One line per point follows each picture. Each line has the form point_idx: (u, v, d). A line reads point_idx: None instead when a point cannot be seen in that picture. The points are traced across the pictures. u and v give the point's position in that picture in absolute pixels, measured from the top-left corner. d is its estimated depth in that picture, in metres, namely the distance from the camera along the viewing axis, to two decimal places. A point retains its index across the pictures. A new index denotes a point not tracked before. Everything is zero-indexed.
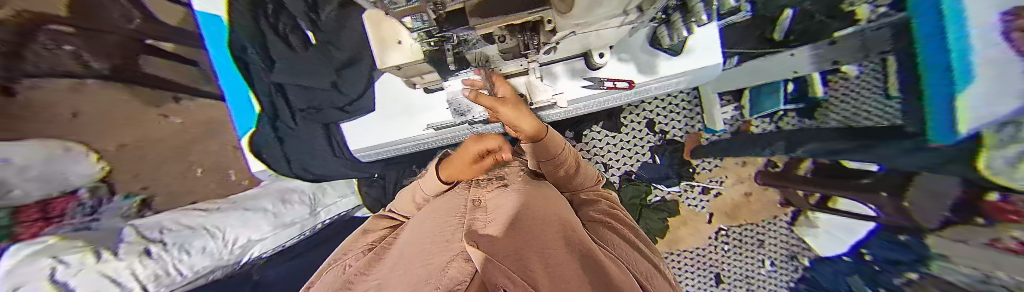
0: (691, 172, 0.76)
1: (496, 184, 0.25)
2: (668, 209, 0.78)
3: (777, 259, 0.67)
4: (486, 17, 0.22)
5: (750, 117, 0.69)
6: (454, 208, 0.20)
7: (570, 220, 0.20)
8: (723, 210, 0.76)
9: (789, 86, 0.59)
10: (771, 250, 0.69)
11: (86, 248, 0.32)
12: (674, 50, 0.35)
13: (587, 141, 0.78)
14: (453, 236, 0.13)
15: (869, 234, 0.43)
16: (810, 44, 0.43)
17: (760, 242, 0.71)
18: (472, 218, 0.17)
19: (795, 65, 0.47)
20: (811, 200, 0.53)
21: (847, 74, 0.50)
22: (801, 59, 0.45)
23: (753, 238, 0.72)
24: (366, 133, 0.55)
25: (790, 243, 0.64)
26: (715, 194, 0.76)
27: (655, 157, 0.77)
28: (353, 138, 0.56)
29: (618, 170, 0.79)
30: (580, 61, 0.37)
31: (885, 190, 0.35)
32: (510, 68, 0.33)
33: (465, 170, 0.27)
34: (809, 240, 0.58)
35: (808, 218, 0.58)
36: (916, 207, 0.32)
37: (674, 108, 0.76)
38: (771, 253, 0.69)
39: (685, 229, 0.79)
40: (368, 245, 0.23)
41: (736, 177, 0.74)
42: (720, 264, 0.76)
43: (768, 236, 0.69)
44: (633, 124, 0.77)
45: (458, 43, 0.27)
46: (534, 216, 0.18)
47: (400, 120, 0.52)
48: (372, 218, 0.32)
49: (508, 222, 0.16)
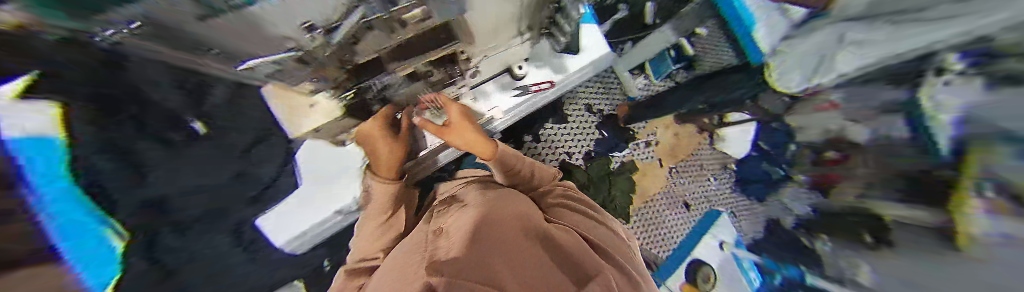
0: (633, 134, 0.84)
1: (461, 205, 0.27)
2: (628, 169, 0.81)
3: (717, 175, 0.86)
4: (403, 59, 0.24)
5: (656, 80, 0.81)
6: (423, 238, 0.23)
7: (528, 214, 0.23)
8: (667, 154, 0.85)
9: (672, 52, 0.75)
10: (711, 172, 0.86)
11: None
12: (574, 50, 0.44)
13: (542, 137, 0.79)
14: (413, 274, 0.16)
15: None
16: (667, 23, 0.64)
17: (702, 169, 0.86)
18: (435, 249, 0.19)
19: (663, 39, 0.66)
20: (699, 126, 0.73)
21: (700, 34, 0.70)
22: (665, 34, 0.65)
23: (696, 168, 0.86)
24: (302, 208, 0.47)
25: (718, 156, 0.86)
26: (654, 144, 0.86)
27: (603, 130, 0.81)
28: (282, 222, 0.46)
29: (579, 153, 0.81)
30: (505, 76, 0.42)
31: None
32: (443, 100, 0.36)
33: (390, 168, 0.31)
34: (725, 148, 0.83)
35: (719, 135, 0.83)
36: None
37: (604, 87, 0.84)
38: (711, 173, 0.86)
39: (649, 180, 0.84)
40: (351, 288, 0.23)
41: (663, 126, 0.85)
42: (684, 197, 0.85)
43: (704, 162, 0.85)
44: (574, 109, 0.82)
45: (382, 88, 0.28)
46: (489, 224, 0.21)
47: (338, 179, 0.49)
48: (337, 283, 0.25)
49: (465, 241, 0.19)
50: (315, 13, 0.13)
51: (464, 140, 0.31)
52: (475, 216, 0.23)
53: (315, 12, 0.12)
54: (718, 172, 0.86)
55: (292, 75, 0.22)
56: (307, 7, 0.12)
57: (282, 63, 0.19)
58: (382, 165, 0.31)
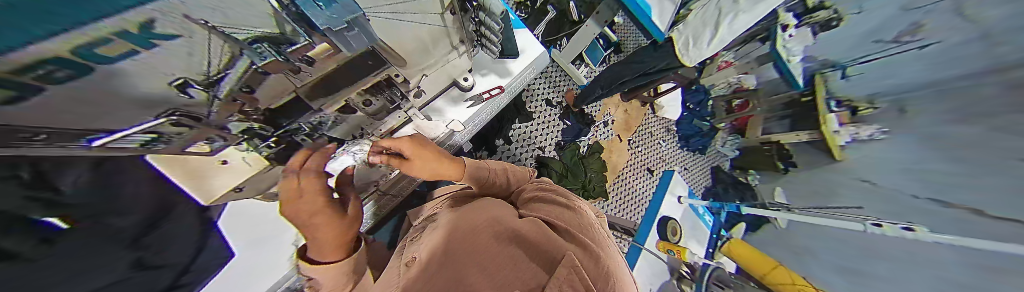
0: (591, 118, 0.92)
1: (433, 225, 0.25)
2: (597, 149, 0.88)
3: (664, 136, 1.00)
4: (331, 95, 0.21)
5: (596, 66, 0.92)
6: (394, 271, 0.21)
7: (502, 214, 0.23)
8: (622, 127, 0.96)
9: (602, 42, 0.91)
10: (659, 134, 0.99)
11: None
12: (513, 54, 0.47)
13: (513, 138, 0.82)
14: None
15: None
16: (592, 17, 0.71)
17: (652, 134, 0.99)
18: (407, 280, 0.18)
19: (591, 30, 0.73)
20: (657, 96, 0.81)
21: (620, 21, 0.93)
22: (592, 26, 0.72)
23: (647, 134, 0.98)
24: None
25: (662, 120, 1.01)
26: (610, 122, 0.94)
27: (566, 120, 0.89)
28: None
29: (550, 145, 0.86)
30: (453, 89, 0.42)
31: None
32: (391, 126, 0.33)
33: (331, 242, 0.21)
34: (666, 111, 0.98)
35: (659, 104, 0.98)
36: None
37: (555, 81, 0.90)
38: (660, 136, 0.99)
39: (615, 155, 0.93)
40: None
41: (613, 104, 0.97)
42: (646, 162, 0.96)
43: (652, 127, 0.99)
44: (535, 106, 0.87)
45: (314, 128, 0.25)
46: (463, 237, 0.20)
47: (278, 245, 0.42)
48: None
49: (438, 263, 0.18)
50: (181, 70, 0.12)
51: (428, 171, 0.27)
52: (448, 231, 0.21)
53: (184, 68, 0.12)
54: (664, 134, 1.00)
55: (178, 140, 0.18)
56: (167, 64, 0.11)
57: (157, 130, 0.16)
58: (325, 248, 0.21)
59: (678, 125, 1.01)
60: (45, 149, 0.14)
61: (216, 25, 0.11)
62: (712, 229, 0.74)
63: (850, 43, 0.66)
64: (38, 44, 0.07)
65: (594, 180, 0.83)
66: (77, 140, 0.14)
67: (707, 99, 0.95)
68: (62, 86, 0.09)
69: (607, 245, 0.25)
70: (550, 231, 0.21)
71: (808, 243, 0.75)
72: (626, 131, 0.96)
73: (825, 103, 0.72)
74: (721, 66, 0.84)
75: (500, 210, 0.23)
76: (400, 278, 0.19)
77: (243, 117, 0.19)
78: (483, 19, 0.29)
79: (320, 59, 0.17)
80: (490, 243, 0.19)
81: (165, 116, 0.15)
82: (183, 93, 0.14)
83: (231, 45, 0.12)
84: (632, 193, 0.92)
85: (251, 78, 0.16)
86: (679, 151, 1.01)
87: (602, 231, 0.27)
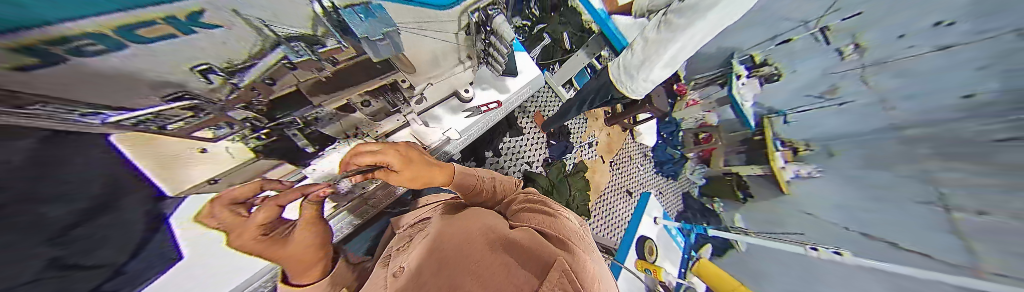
0: (577, 138, 0.98)
1: (422, 237, 0.25)
2: (582, 168, 0.92)
3: (642, 161, 1.08)
4: (335, 94, 0.22)
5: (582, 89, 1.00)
6: (373, 289, 0.20)
7: (494, 224, 0.23)
8: (604, 148, 1.02)
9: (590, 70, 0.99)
10: (638, 159, 1.08)
11: None
12: (512, 73, 0.50)
13: (504, 150, 0.83)
14: None
15: None
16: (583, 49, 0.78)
17: (632, 158, 1.07)
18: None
19: (581, 59, 0.80)
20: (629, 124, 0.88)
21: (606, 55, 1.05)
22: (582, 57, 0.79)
23: (627, 158, 1.06)
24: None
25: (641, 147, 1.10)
26: (594, 144, 1.01)
27: (552, 139, 0.93)
28: None
29: (538, 160, 0.89)
30: (453, 99, 0.43)
31: None
32: (388, 127, 0.34)
33: (303, 269, 0.20)
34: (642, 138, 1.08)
35: (636, 133, 1.08)
36: None
37: (545, 100, 0.97)
38: (639, 160, 1.08)
39: (598, 175, 0.97)
40: None
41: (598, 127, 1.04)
42: (626, 183, 1.02)
43: (632, 151, 1.07)
44: (526, 121, 0.91)
45: (310, 122, 0.25)
46: (456, 245, 0.20)
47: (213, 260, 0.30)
48: None
49: (431, 272, 0.18)
50: (215, 55, 0.13)
51: (418, 181, 0.27)
52: (440, 240, 0.22)
53: (220, 55, 0.13)
54: (642, 158, 1.09)
55: (174, 123, 0.18)
56: (215, 49, 0.12)
57: (163, 112, 0.15)
58: (297, 272, 0.20)
59: (653, 151, 1.11)
60: (28, 122, 0.13)
61: (268, 22, 0.13)
62: (684, 250, 0.79)
63: (787, 95, 0.79)
64: (116, 14, 0.07)
65: (578, 198, 0.85)
66: (78, 113, 0.13)
67: (677, 131, 1.07)
68: (88, 59, 0.09)
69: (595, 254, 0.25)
70: (540, 237, 0.22)
71: (765, 267, 0.82)
72: (608, 153, 1.02)
73: (772, 143, 0.85)
74: (688, 103, 0.99)
75: (489, 224, 0.24)
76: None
77: (247, 106, 0.19)
78: (494, 41, 0.32)
79: (340, 60, 0.20)
80: (480, 253, 0.19)
81: (176, 100, 0.15)
82: (200, 78, 0.14)
83: (269, 38, 0.14)
84: (612, 213, 0.95)
85: (275, 71, 0.17)
86: (654, 176, 1.09)
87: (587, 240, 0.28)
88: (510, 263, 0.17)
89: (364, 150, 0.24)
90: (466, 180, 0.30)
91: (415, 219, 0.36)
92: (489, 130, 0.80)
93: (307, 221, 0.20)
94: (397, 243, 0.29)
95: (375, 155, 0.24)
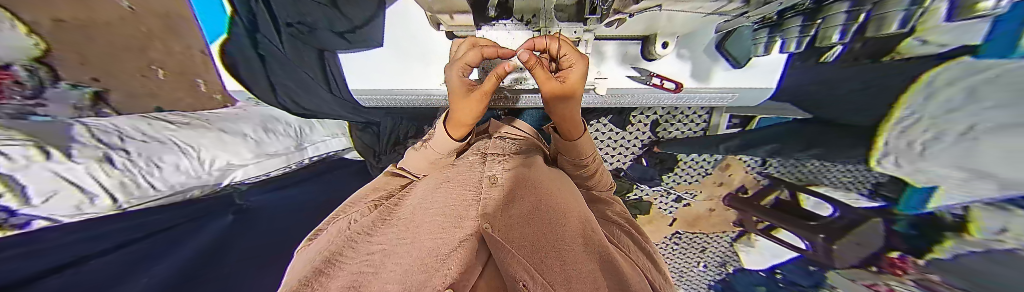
0: (671, 183, 0.98)
1: (516, 169, 0.31)
2: (641, 208, 1.07)
3: (711, 264, 1.00)
4: None
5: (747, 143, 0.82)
6: (474, 181, 0.27)
7: (587, 219, 0.27)
8: (685, 218, 1.02)
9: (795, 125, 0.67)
10: (708, 257, 1.01)
11: (29, 141, 0.30)
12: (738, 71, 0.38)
13: (592, 130, 0.96)
14: (482, 209, 0.20)
15: (790, 260, 0.71)
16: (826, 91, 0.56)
17: (703, 249, 1.01)
18: (494, 196, 0.23)
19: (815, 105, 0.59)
20: (758, 226, 0.81)
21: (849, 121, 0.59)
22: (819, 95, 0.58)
23: (700, 245, 1.02)
24: (358, 70, 0.83)
25: (727, 255, 0.95)
26: (685, 203, 1.01)
27: (643, 159, 0.98)
28: (371, 81, 0.84)
29: (611, 166, 1.03)
30: (651, 11, 0.45)
31: (825, 233, 0.57)
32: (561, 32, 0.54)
33: (457, 128, 0.38)
34: (742, 254, 0.90)
35: (749, 239, 0.87)
36: (841, 247, 0.53)
37: (681, 127, 0.91)
38: (707, 259, 1.01)
39: (651, 225, 1.09)
40: (376, 202, 0.31)
41: (707, 193, 0.95)
42: (694, 264, 1.05)
43: (713, 245, 0.98)
44: (639, 123, 0.93)
45: None
46: (558, 212, 0.24)
47: (416, 64, 0.80)
48: (383, 173, 0.42)
49: (532, 215, 0.22)
50: None
51: (569, 111, 0.37)
52: (542, 194, 0.27)
53: None
54: (713, 260, 1.00)
55: None
56: None
57: None
58: (455, 128, 0.38)
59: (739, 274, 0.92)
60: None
61: None
62: None
63: None
64: None
65: None
66: None
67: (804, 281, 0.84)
68: None
69: (650, 268, 0.29)
70: (628, 261, 0.24)
71: None
72: (688, 226, 1.02)
73: None
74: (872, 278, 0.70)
75: (572, 202, 0.29)
76: (486, 191, 0.24)
77: None
78: None
79: None
80: (570, 218, 0.24)
81: None
82: None
83: None
84: None
85: None
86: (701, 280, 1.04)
87: (636, 249, 0.33)
88: (595, 256, 0.20)
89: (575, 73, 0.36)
90: (583, 149, 0.41)
91: (505, 133, 0.50)
92: (602, 102, 0.83)
93: (478, 96, 0.33)
94: (491, 146, 0.41)
95: (575, 78, 0.36)
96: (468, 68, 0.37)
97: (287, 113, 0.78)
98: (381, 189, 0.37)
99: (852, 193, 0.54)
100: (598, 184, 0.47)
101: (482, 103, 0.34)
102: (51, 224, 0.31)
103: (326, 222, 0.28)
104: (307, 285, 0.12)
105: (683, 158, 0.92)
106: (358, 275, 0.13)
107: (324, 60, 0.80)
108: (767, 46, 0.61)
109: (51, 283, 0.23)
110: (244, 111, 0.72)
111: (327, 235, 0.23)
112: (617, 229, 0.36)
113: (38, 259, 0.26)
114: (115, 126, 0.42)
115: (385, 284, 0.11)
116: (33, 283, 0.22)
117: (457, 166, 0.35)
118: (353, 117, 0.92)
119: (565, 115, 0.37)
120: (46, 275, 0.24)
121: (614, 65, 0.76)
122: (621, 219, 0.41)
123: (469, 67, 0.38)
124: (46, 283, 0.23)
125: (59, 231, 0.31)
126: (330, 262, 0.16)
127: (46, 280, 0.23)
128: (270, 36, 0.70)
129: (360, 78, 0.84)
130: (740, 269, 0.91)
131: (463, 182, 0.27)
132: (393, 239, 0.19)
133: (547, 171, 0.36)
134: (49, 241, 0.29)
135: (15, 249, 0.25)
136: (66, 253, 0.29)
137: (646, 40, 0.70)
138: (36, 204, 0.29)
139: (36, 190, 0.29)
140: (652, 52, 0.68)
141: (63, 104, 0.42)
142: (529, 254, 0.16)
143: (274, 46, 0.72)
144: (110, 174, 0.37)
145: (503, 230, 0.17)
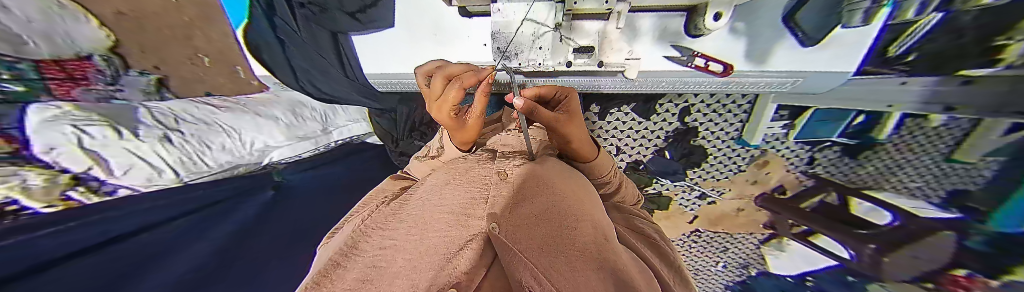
0: (697, 178, 0.90)
1: (525, 165, 0.30)
2: (657, 202, 1.02)
3: (731, 265, 0.94)
4: None
5: (792, 139, 0.70)
6: (482, 178, 0.26)
7: (599, 221, 0.25)
8: (708, 216, 0.94)
9: (858, 119, 0.56)
10: (730, 259, 0.95)
11: (106, 122, 0.34)
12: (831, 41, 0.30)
13: (611, 119, 0.90)
14: (487, 207, 0.19)
15: (826, 268, 0.68)
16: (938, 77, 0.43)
17: (725, 249, 0.95)
18: (499, 193, 0.22)
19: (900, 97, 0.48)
20: (794, 231, 0.74)
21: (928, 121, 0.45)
22: (914, 88, 0.46)
23: (721, 246, 0.95)
24: (382, 52, 0.85)
25: (752, 257, 0.88)
26: (709, 201, 0.92)
27: (666, 151, 0.90)
28: (395, 64, 0.84)
29: (629, 157, 0.97)
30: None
31: (876, 243, 0.57)
32: (591, 3, 0.51)
33: (463, 142, 0.35)
34: (770, 258, 0.83)
35: (779, 243, 0.80)
36: (893, 264, 0.54)
37: (716, 117, 0.78)
38: (729, 260, 0.95)
39: (668, 220, 1.03)
40: (387, 201, 0.31)
41: (736, 192, 0.86)
42: (711, 263, 1.00)
43: (737, 247, 0.91)
44: (666, 113, 0.84)
45: None
46: (569, 212, 0.23)
47: (430, 47, 0.79)
48: (388, 178, 0.43)
49: (540, 214, 0.21)
50: None
51: (578, 137, 0.32)
52: (552, 192, 0.25)
53: None
54: (735, 261, 0.94)
55: None
56: None
57: None
58: (456, 143, 0.36)
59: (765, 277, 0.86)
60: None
61: None
62: None
63: None
64: None
65: None
66: None
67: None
68: None
69: (668, 276, 0.27)
70: (645, 271, 0.22)
71: None
72: (711, 225, 0.95)
73: None
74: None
75: (586, 203, 0.27)
76: (493, 187, 0.23)
77: None
78: None
79: None
80: (583, 221, 0.23)
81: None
82: None
83: None
84: None
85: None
86: (718, 279, 0.99)
87: (658, 260, 0.31)
88: (608, 258, 0.18)
89: (548, 90, 0.31)
90: (598, 167, 0.37)
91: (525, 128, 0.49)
92: (627, 87, 0.76)
93: (473, 116, 0.31)
94: (503, 144, 0.39)
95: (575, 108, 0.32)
96: (456, 108, 0.29)
97: (311, 99, 0.81)
98: (387, 190, 0.38)
99: (920, 201, 0.50)
100: (624, 196, 0.45)
101: (479, 126, 0.32)
102: (132, 192, 0.37)
103: (343, 220, 0.29)
104: (319, 278, 0.11)
105: (713, 150, 0.84)
106: (369, 269, 0.13)
107: (337, 42, 0.86)
108: (871, 12, 0.49)
109: (57, 272, 0.24)
110: (276, 96, 0.76)
111: (345, 231, 0.24)
112: (634, 236, 0.34)
113: (69, 238, 0.28)
114: (172, 109, 0.47)
115: (395, 279, 0.11)
116: (40, 271, 0.22)
117: (465, 162, 0.34)
118: (370, 102, 0.97)
119: (551, 114, 0.28)
120: (57, 264, 0.24)
121: (650, 43, 0.67)
122: (641, 228, 0.39)
123: (458, 106, 0.29)
124: (53, 272, 0.23)
125: (111, 207, 0.35)
126: (344, 255, 0.16)
127: (55, 267, 0.24)
128: (285, 16, 0.76)
129: (386, 61, 0.85)
130: (764, 273, 0.86)
131: (472, 178, 0.27)
132: (403, 235, 0.19)
133: (558, 167, 0.34)
134: (87, 219, 0.31)
135: (49, 227, 0.27)
136: (105, 230, 0.32)
137: (692, 11, 0.60)
138: (118, 176, 0.35)
139: (117, 163, 0.35)
140: (700, 24, 0.59)
141: (132, 89, 0.47)
142: (536, 256, 0.15)
143: (291, 29, 0.79)
144: (169, 151, 0.42)
145: (509, 230, 0.16)
